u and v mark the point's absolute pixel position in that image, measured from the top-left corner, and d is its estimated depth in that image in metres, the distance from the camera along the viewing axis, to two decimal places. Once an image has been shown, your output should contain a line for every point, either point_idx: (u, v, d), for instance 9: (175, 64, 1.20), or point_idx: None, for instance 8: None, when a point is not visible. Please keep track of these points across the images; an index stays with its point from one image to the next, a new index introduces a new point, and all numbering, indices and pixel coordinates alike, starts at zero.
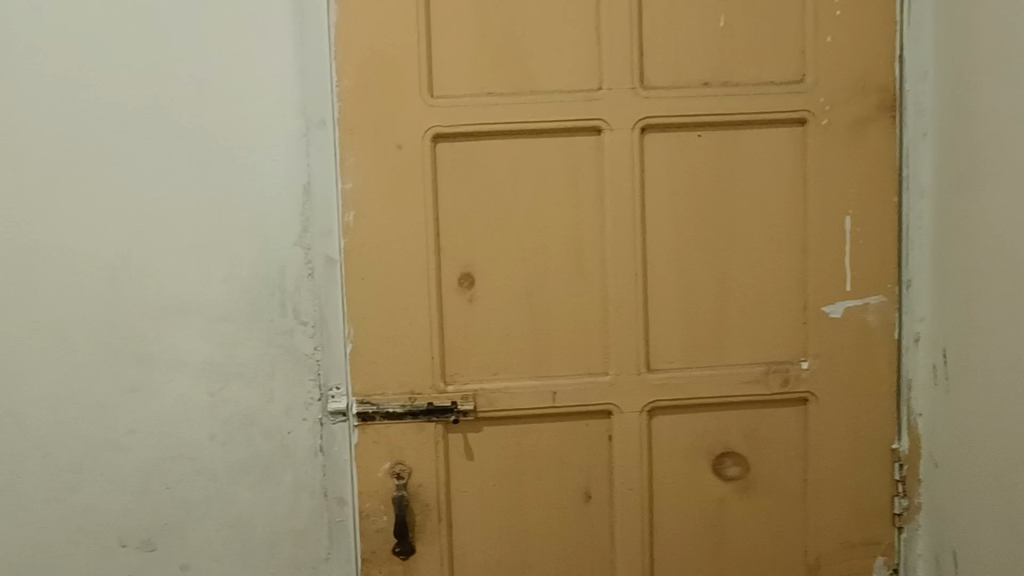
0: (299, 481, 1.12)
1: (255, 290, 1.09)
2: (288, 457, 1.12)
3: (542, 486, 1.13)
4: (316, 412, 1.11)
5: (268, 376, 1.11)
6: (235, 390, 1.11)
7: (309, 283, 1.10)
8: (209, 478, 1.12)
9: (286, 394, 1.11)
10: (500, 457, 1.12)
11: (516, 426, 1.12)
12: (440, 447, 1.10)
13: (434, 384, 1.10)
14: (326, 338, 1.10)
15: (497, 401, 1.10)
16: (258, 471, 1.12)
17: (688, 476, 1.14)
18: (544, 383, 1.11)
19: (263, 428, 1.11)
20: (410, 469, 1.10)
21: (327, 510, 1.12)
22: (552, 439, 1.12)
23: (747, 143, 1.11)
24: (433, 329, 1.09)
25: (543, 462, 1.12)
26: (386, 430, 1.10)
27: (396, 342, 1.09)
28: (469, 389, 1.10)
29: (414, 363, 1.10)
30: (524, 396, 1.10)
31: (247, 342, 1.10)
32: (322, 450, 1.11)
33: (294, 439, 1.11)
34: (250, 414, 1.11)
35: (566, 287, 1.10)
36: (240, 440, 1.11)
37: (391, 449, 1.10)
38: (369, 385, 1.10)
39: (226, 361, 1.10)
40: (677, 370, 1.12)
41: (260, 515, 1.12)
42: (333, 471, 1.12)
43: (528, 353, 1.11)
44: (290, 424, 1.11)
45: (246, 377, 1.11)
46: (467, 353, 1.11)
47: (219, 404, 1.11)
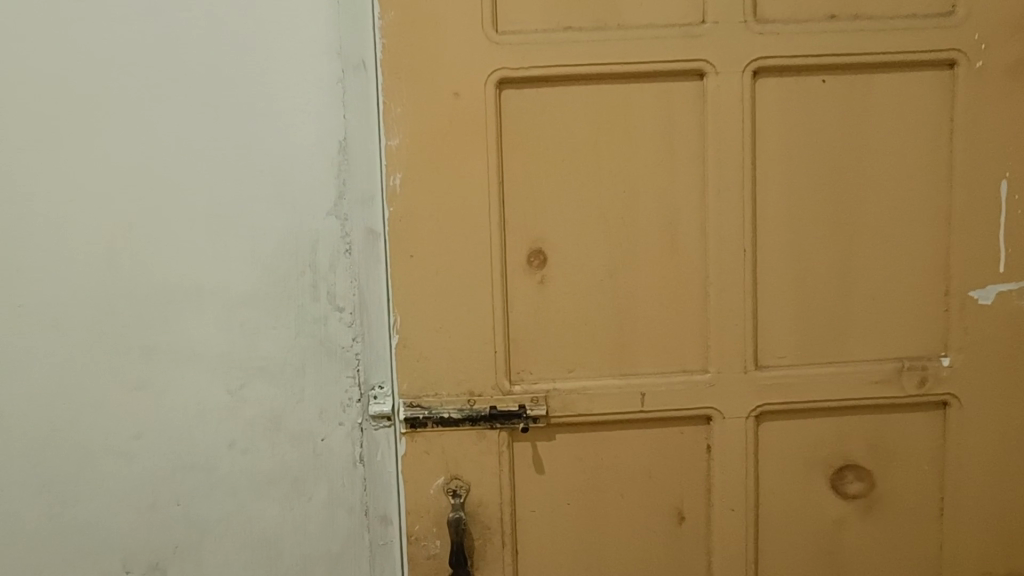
0: (335, 497, 0.94)
1: (281, 268, 0.91)
2: (322, 469, 0.94)
3: (625, 505, 0.94)
4: (355, 415, 0.93)
5: (297, 372, 0.92)
6: (258, 388, 0.92)
7: (347, 261, 0.91)
8: (228, 493, 0.94)
9: (319, 394, 0.93)
10: (575, 471, 0.93)
11: (595, 434, 0.93)
12: (504, 460, 0.92)
13: (497, 383, 0.91)
14: (367, 327, 0.91)
15: (574, 405, 0.91)
16: (286, 485, 0.94)
17: (801, 494, 0.95)
18: (630, 383, 0.92)
19: (291, 433, 0.93)
20: (468, 485, 0.92)
21: (368, 532, 0.94)
22: (637, 450, 0.93)
23: (883, 91, 0.90)
24: (498, 317, 0.90)
25: (627, 477, 0.94)
26: (440, 440, 0.91)
27: (453, 333, 0.90)
28: (540, 389, 0.91)
29: (474, 359, 0.90)
30: (607, 399, 0.91)
31: (272, 331, 0.92)
32: (362, 460, 0.93)
33: (328, 448, 0.93)
34: (277, 417, 0.93)
35: (656, 267, 0.91)
36: (265, 448, 0.93)
37: (445, 462, 0.92)
38: (419, 385, 0.91)
39: (247, 354, 0.92)
40: (791, 367, 0.93)
41: (288, 538, 0.94)
42: (375, 486, 0.94)
43: (611, 347, 0.92)
44: (323, 429, 0.93)
45: (271, 373, 0.92)
46: (538, 346, 0.91)
47: (239, 405, 0.93)
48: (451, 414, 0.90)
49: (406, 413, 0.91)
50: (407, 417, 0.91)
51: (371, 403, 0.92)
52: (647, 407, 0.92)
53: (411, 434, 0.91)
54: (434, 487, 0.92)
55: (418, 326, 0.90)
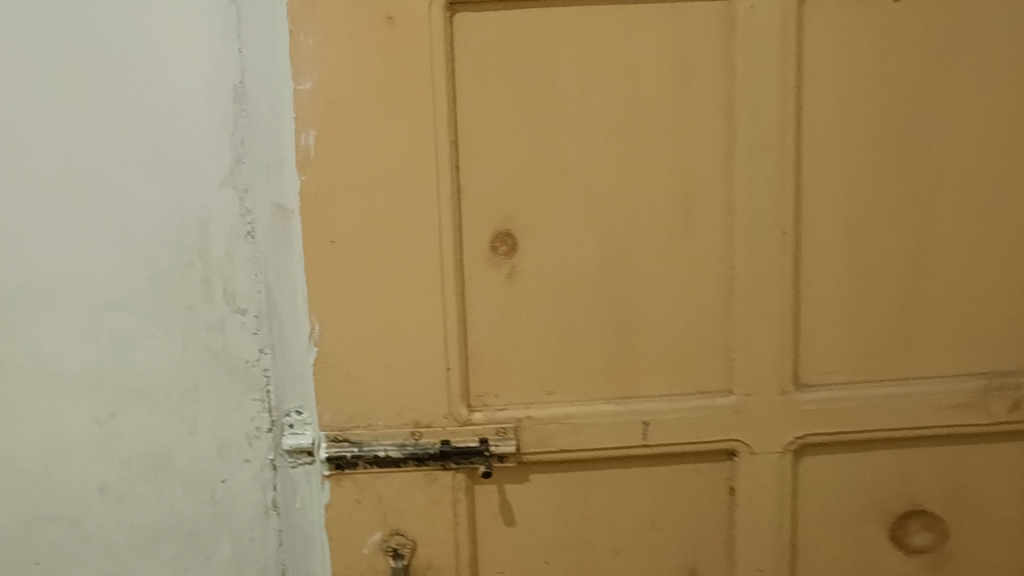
0: (241, 557, 0.72)
1: (161, 259, 0.68)
2: (223, 519, 0.71)
3: (623, 566, 0.72)
4: (265, 450, 0.70)
5: (186, 395, 0.70)
6: (136, 416, 0.70)
7: (248, 249, 0.68)
8: (102, 552, 0.72)
9: (217, 424, 0.70)
10: (557, 524, 0.71)
11: (582, 474, 0.70)
12: (462, 511, 0.69)
13: (452, 411, 0.68)
14: (278, 335, 0.68)
15: (554, 439, 0.68)
16: (178, 541, 0.72)
17: (851, 549, 0.73)
18: (630, 410, 0.69)
19: (181, 475, 0.71)
20: (413, 544, 0.69)
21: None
22: (638, 495, 0.71)
23: (973, 17, 0.66)
24: (452, 324, 0.67)
25: (624, 530, 0.71)
26: (375, 486, 0.69)
27: (390, 346, 0.67)
28: (509, 418, 0.68)
29: (420, 379, 0.67)
30: (599, 431, 0.69)
31: (151, 343, 0.69)
32: (276, 507, 0.71)
33: (231, 494, 0.71)
34: (162, 454, 0.70)
35: (663, 254, 0.68)
36: (148, 493, 0.71)
37: (383, 514, 0.69)
38: (346, 413, 0.68)
39: (120, 373, 0.69)
40: (842, 387, 0.70)
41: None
42: (294, 539, 0.72)
43: (604, 362, 0.69)
44: (223, 469, 0.71)
45: (152, 398, 0.70)
46: (506, 361, 0.68)
47: (111, 439, 0.70)
48: (389, 452, 0.67)
49: (330, 452, 0.67)
50: (331, 458, 0.67)
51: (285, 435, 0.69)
52: (651, 440, 0.69)
53: (338, 478, 0.68)
54: (369, 545, 0.70)
55: (343, 338, 0.67)
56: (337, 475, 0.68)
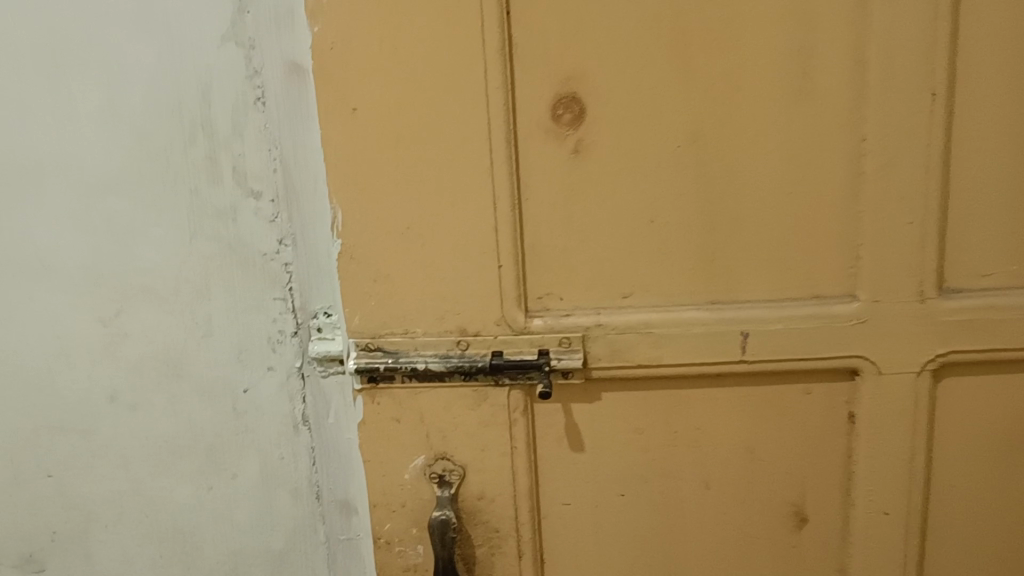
0: (269, 476, 0.63)
1: (159, 132, 0.57)
2: (248, 434, 0.62)
3: (713, 501, 0.60)
4: (291, 356, 0.60)
5: (197, 293, 0.59)
6: (144, 316, 0.60)
7: (259, 120, 0.56)
8: (118, 465, 0.64)
9: (235, 326, 0.60)
10: (633, 451, 0.59)
11: (665, 394, 0.58)
12: (518, 434, 0.58)
13: (505, 317, 0.56)
14: (299, 222, 0.57)
15: (630, 352, 0.56)
16: (199, 457, 0.63)
17: (998, 489, 0.59)
18: (724, 318, 0.56)
19: (198, 384, 0.61)
20: (462, 471, 0.59)
21: (323, 524, 0.64)
22: (733, 419, 0.58)
23: None
24: (503, 212, 0.54)
25: (716, 460, 0.59)
26: (416, 403, 0.58)
27: (429, 239, 0.55)
28: (575, 326, 0.56)
29: (466, 279, 0.55)
30: (686, 342, 0.56)
31: (155, 232, 0.58)
32: (307, 422, 0.61)
33: (254, 406, 0.61)
34: (175, 358, 0.61)
35: (771, 124, 0.53)
36: (163, 402, 0.62)
37: (426, 436, 0.58)
38: (379, 318, 0.56)
39: (122, 266, 0.59)
40: (998, 293, 0.55)
41: (207, 528, 0.65)
42: (329, 458, 0.62)
43: (694, 260, 0.55)
44: (245, 378, 0.61)
45: (161, 295, 0.60)
46: (571, 258, 0.56)
47: (118, 341, 0.61)
48: (431, 365, 0.56)
49: (360, 363, 0.56)
50: (362, 369, 0.56)
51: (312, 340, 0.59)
52: (752, 355, 0.56)
53: (372, 393, 0.58)
54: (410, 471, 0.59)
55: (372, 227, 0.55)
56: (371, 390, 0.58)
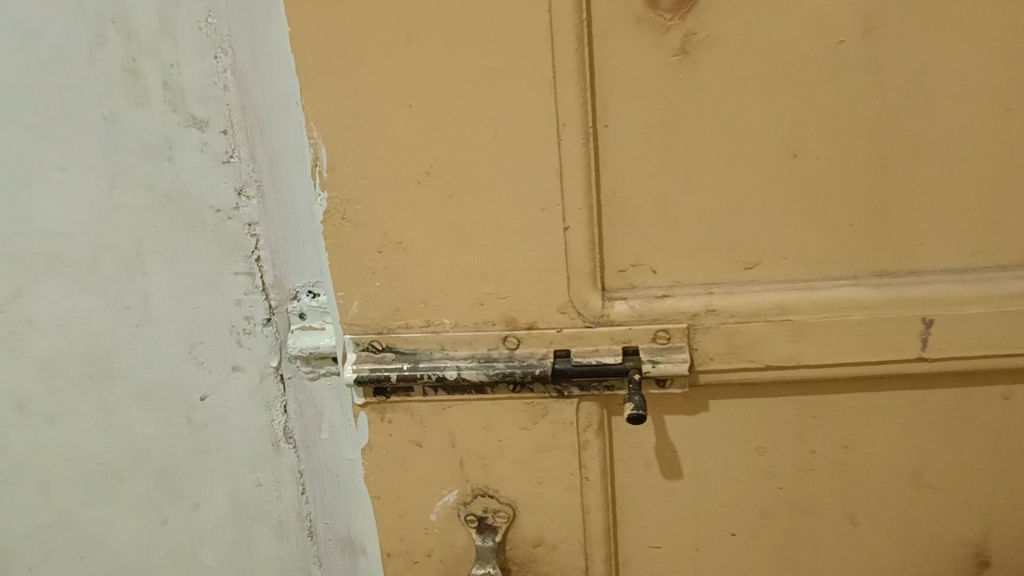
0: (242, 508, 0.46)
1: (52, 30, 0.38)
2: (211, 453, 0.45)
3: (860, 540, 0.43)
4: (262, 350, 0.42)
5: (125, 262, 0.41)
6: (56, 296, 0.42)
7: (197, 9, 0.37)
8: (37, 493, 0.47)
9: (180, 311, 0.42)
10: (751, 477, 0.42)
11: (801, 402, 0.40)
12: (591, 461, 0.41)
13: (574, 302, 0.38)
14: (264, 166, 0.39)
15: (758, 350, 0.38)
16: (147, 482, 0.46)
17: None
18: (898, 300, 0.38)
19: (137, 388, 0.44)
20: (512, 511, 0.42)
21: (319, 567, 0.47)
22: (895, 435, 0.41)
23: None
24: (571, 148, 0.36)
25: (867, 487, 0.42)
26: (444, 421, 0.40)
27: (461, 188, 0.37)
28: (677, 313, 0.38)
29: (515, 246, 0.37)
30: (840, 334, 0.38)
31: (57, 177, 0.40)
32: (289, 437, 0.44)
33: (217, 417, 0.44)
34: (102, 354, 0.43)
35: (990, 3, 0.34)
36: (92, 412, 0.45)
37: (459, 465, 0.41)
38: (386, 304, 0.39)
39: (17, 226, 0.41)
40: None
41: (165, 570, 0.48)
42: (321, 485, 0.45)
43: (853, 212, 0.37)
44: (202, 381, 0.43)
45: (76, 267, 0.42)
46: (670, 212, 0.37)
47: (21, 331, 0.43)
48: (466, 373, 0.38)
49: (363, 372, 0.39)
50: (365, 380, 0.39)
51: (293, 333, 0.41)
52: (935, 350, 0.38)
53: (381, 408, 0.40)
54: (438, 511, 0.42)
55: (374, 173, 0.37)
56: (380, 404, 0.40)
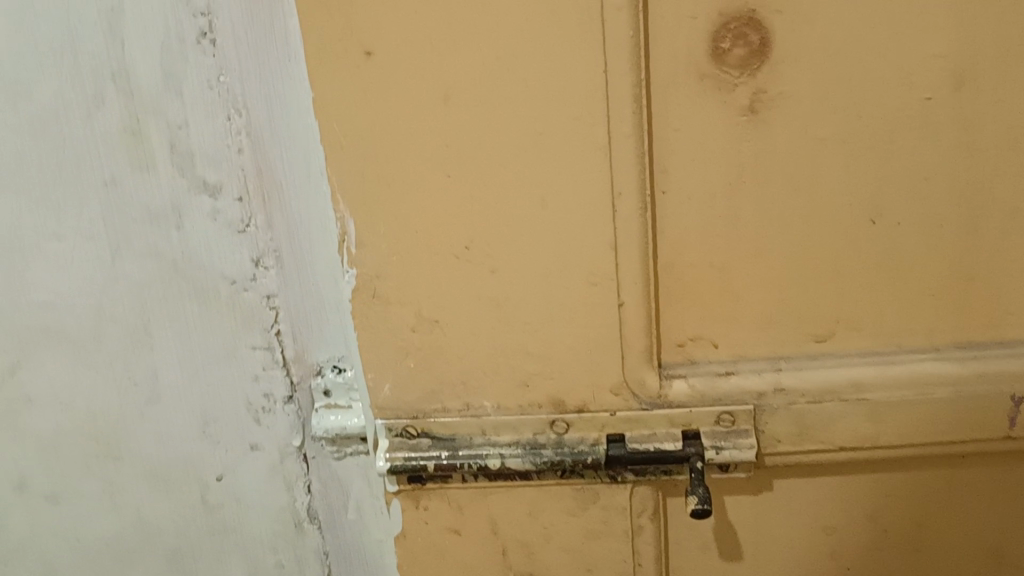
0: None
1: (46, 91, 0.34)
2: (227, 535, 0.41)
3: None
4: (283, 430, 0.39)
5: (130, 336, 0.38)
6: (55, 374, 0.39)
7: (208, 66, 0.33)
8: (41, 574, 0.43)
9: (192, 387, 0.38)
10: (817, 557, 0.38)
11: (874, 480, 0.37)
12: (645, 548, 0.37)
13: (629, 382, 0.35)
14: (284, 234, 0.35)
15: (831, 430, 0.35)
16: (159, 564, 0.43)
17: None
18: (986, 376, 0.34)
19: (147, 469, 0.40)
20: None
21: None
22: (976, 514, 0.37)
23: None
24: (628, 218, 0.32)
25: (943, 565, 0.39)
26: (485, 508, 0.37)
27: (504, 263, 0.33)
28: (743, 392, 0.35)
29: (564, 324, 0.34)
30: (922, 413, 0.35)
31: (54, 246, 0.37)
32: (313, 518, 0.41)
33: (234, 497, 0.40)
34: (107, 433, 0.40)
35: None
36: (98, 493, 0.41)
37: (502, 552, 0.38)
38: (421, 387, 0.35)
39: (10, 300, 0.38)
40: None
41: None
42: (348, 566, 0.42)
43: (936, 280, 0.34)
44: (217, 461, 0.40)
45: (76, 343, 0.38)
46: (735, 283, 0.34)
47: (18, 409, 0.40)
48: (510, 461, 0.35)
49: (397, 461, 0.35)
50: (400, 470, 0.35)
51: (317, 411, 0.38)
52: None
53: (416, 495, 0.37)
54: None
55: (407, 247, 0.33)
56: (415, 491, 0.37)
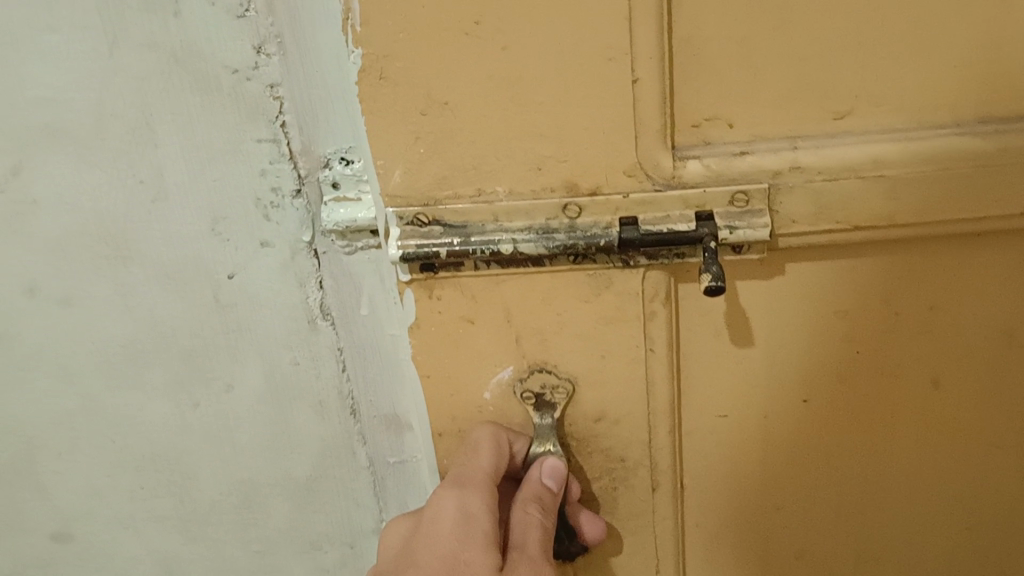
0: (279, 391, 0.43)
1: None
2: (241, 334, 0.42)
3: (942, 403, 0.40)
4: (293, 224, 0.39)
5: (131, 131, 0.37)
6: (58, 172, 0.38)
7: None
8: (58, 379, 0.44)
9: (197, 184, 0.38)
10: (829, 342, 0.39)
11: (886, 261, 0.37)
12: (657, 333, 0.38)
13: (643, 164, 0.34)
14: (287, 17, 0.34)
15: (847, 210, 0.35)
16: (176, 365, 0.43)
17: None
18: (1009, 150, 0.34)
19: (157, 268, 0.40)
20: (571, 387, 0.39)
21: (364, 445, 0.45)
22: (990, 295, 0.38)
23: None
24: None
25: (956, 348, 0.39)
26: (497, 296, 0.37)
27: (515, 41, 0.32)
28: (759, 172, 0.34)
29: (577, 103, 0.33)
30: (943, 189, 0.35)
31: (49, 39, 0.35)
32: (325, 315, 0.41)
33: (246, 295, 0.41)
34: (116, 233, 0.39)
35: None
36: (110, 295, 0.41)
37: (515, 341, 0.38)
38: (431, 173, 0.34)
39: (5, 96, 0.36)
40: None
41: (199, 454, 0.46)
42: (363, 363, 0.42)
43: (961, 53, 0.33)
44: (228, 260, 0.40)
45: (78, 140, 0.37)
46: (754, 59, 0.33)
47: (24, 211, 0.39)
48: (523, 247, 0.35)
49: (410, 249, 0.35)
50: (413, 257, 0.35)
51: (326, 204, 0.37)
52: None
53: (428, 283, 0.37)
54: (492, 389, 0.39)
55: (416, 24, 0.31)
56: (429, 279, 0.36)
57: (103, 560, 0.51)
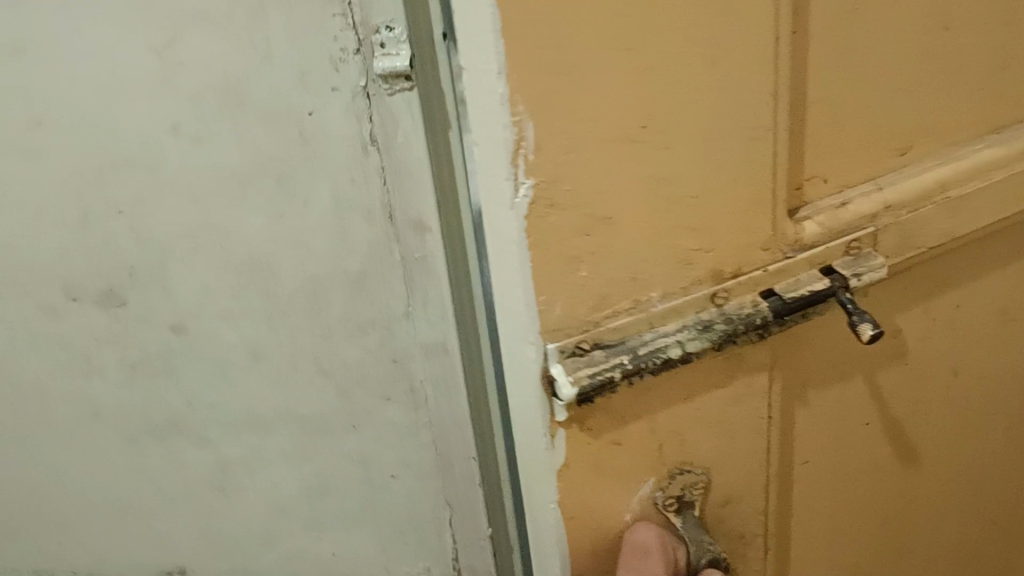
0: (342, 201, 0.66)
1: None
2: (314, 157, 0.64)
3: (826, 331, 0.58)
4: (355, 72, 0.60)
5: (252, 16, 0.58)
6: (200, 46, 0.59)
7: None
8: (189, 199, 0.66)
9: (293, 50, 0.59)
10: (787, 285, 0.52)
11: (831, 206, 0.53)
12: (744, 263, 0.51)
13: (738, 94, 0.45)
14: None
15: (777, 157, 0.49)
16: (270, 185, 0.65)
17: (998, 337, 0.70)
18: (885, 107, 0.52)
19: (263, 111, 0.62)
20: (680, 337, 0.49)
21: (397, 245, 0.68)
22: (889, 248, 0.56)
23: None
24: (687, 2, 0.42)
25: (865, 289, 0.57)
26: (619, 244, 0.47)
27: (616, 25, 0.40)
28: (743, 125, 0.46)
29: (620, 82, 0.42)
30: (841, 147, 0.52)
31: None
32: (374, 141, 0.63)
33: (320, 127, 0.63)
34: (238, 87, 0.61)
35: None
36: (229, 133, 0.63)
37: (629, 279, 0.48)
38: (565, 129, 0.42)
39: None
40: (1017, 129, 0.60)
41: (282, 253, 0.68)
42: (396, 177, 0.65)
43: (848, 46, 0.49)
44: (310, 101, 0.62)
45: (214, 20, 0.58)
46: (707, 50, 0.43)
47: (176, 72, 0.60)
48: (687, 344, 0.50)
49: (523, 196, 0.43)
50: (591, 385, 0.47)
51: (377, 57, 0.60)
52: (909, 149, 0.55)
53: (546, 222, 0.44)
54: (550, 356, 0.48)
55: (537, 24, 0.39)
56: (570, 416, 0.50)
57: (206, 347, 0.73)
